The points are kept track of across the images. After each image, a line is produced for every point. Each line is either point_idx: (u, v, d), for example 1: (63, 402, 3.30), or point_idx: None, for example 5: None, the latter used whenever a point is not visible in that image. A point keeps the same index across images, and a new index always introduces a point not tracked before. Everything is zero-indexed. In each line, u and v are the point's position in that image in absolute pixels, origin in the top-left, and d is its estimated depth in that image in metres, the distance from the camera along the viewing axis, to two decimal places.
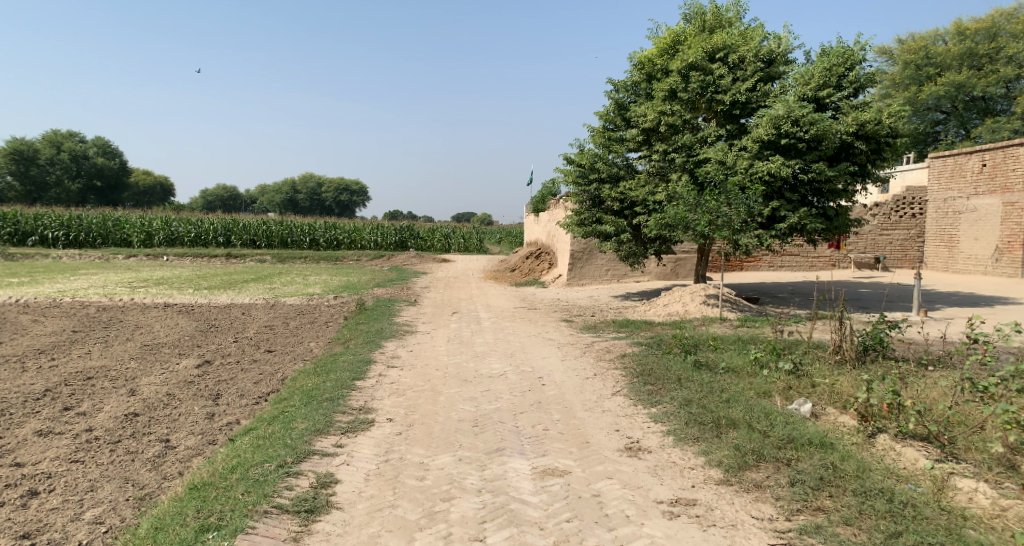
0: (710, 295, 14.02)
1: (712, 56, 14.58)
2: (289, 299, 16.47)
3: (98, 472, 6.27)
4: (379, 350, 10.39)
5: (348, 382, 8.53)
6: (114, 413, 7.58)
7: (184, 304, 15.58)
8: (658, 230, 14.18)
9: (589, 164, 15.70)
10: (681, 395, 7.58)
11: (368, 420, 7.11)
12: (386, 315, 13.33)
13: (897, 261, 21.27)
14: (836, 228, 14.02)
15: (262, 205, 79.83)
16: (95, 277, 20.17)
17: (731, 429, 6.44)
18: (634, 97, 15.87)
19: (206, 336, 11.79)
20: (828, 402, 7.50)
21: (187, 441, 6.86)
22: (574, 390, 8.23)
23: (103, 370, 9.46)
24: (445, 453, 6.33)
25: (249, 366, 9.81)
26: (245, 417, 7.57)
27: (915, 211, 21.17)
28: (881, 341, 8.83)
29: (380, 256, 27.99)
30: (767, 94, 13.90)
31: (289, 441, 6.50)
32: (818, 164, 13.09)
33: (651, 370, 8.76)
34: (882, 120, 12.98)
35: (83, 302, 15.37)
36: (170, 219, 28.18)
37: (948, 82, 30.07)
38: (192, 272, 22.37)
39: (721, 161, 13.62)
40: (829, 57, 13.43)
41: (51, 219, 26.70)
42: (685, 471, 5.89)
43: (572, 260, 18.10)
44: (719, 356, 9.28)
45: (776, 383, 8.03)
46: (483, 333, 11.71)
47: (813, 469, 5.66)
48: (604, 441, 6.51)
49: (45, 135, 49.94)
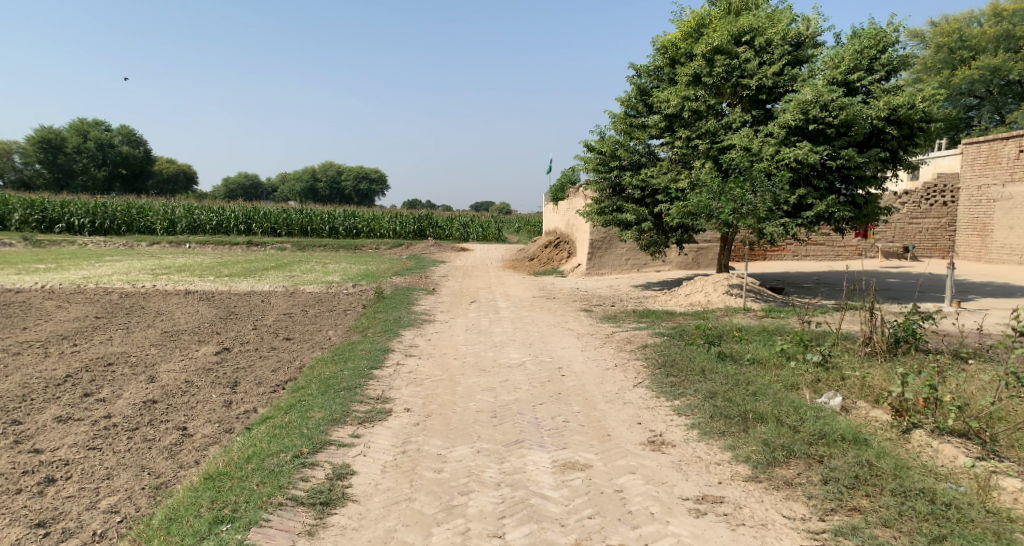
0: (733, 285, 13.75)
1: (738, 40, 14.26)
2: (308, 287, 16.41)
3: (115, 460, 6.18)
4: (398, 339, 10.26)
5: (366, 371, 8.40)
6: (133, 400, 7.50)
7: (205, 291, 15.56)
8: (680, 218, 13.93)
9: (610, 151, 15.46)
10: (705, 387, 7.37)
11: (385, 409, 6.98)
12: (405, 303, 13.21)
13: (926, 251, 20.83)
14: (865, 216, 13.68)
15: (283, 194, 80.23)
16: (118, 263, 20.28)
17: (758, 423, 6.23)
18: (656, 83, 15.59)
19: (225, 323, 11.74)
20: (859, 396, 7.26)
21: (204, 429, 6.77)
22: (595, 381, 8.05)
23: (124, 357, 9.41)
24: (463, 444, 6.18)
25: (268, 354, 9.72)
26: (262, 405, 7.47)
27: (946, 199, 20.69)
28: (913, 332, 8.55)
29: (399, 244, 27.94)
30: (795, 78, 13.58)
31: (305, 431, 6.38)
32: (847, 151, 12.77)
33: (674, 361, 8.56)
34: (916, 105, 12.61)
35: (105, 288, 15.41)
36: (193, 207, 28.27)
37: (983, 67, 29.39)
38: (214, 259, 22.40)
39: (746, 147, 13.33)
40: (861, 40, 13.08)
41: (77, 206, 26.82)
42: (711, 466, 5.70)
43: (591, 249, 17.87)
44: (744, 348, 9.05)
45: (803, 376, 7.80)
46: (502, 322, 11.55)
47: (846, 466, 5.45)
48: (626, 434, 6.32)
49: (72, 123, 50.33)
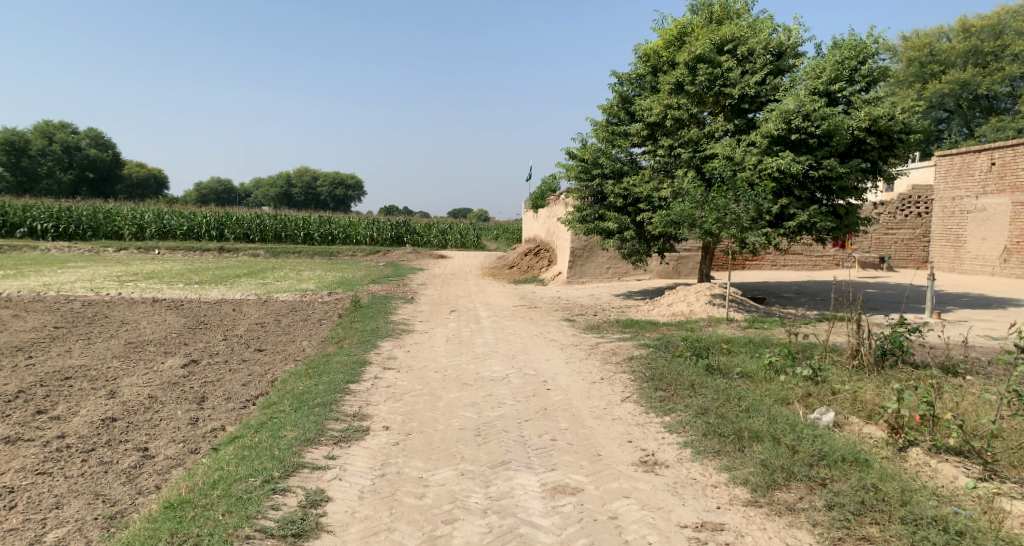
0: (716, 294, 13.56)
1: (721, 49, 14.10)
2: (282, 294, 15.98)
3: (66, 486, 5.78)
4: (375, 350, 9.90)
5: (342, 385, 8.03)
6: (90, 418, 7.09)
7: (173, 299, 15.07)
8: (663, 227, 13.72)
9: (591, 159, 15.22)
10: (697, 403, 7.11)
11: (363, 428, 6.63)
12: (382, 313, 12.85)
13: (901, 261, 20.84)
14: (846, 227, 13.55)
15: (256, 199, 79.28)
16: (83, 270, 19.66)
17: (754, 442, 5.98)
18: (638, 91, 15.39)
19: (194, 333, 11.30)
20: (851, 411, 7.04)
21: (166, 450, 6.38)
22: (582, 395, 7.77)
23: (83, 370, 8.96)
24: (446, 466, 5.86)
25: (238, 366, 9.32)
26: (231, 423, 7.09)
27: (920, 211, 20.75)
28: (901, 345, 8.39)
29: (376, 251, 27.53)
30: (777, 88, 13.43)
31: (276, 453, 6.02)
32: (829, 161, 12.63)
33: (663, 374, 8.30)
34: (896, 115, 12.53)
35: (68, 297, 14.85)
36: (163, 212, 27.62)
37: (952, 81, 29.64)
38: (183, 266, 21.81)
39: (728, 157, 13.15)
40: (841, 51, 12.99)
41: (40, 210, 26.05)
42: (707, 489, 5.44)
43: (572, 258, 17.64)
44: (733, 360, 8.81)
45: (794, 390, 7.59)
46: (482, 333, 11.24)
47: (850, 490, 5.21)
48: (617, 454, 6.04)
49: (37, 125, 49.26)
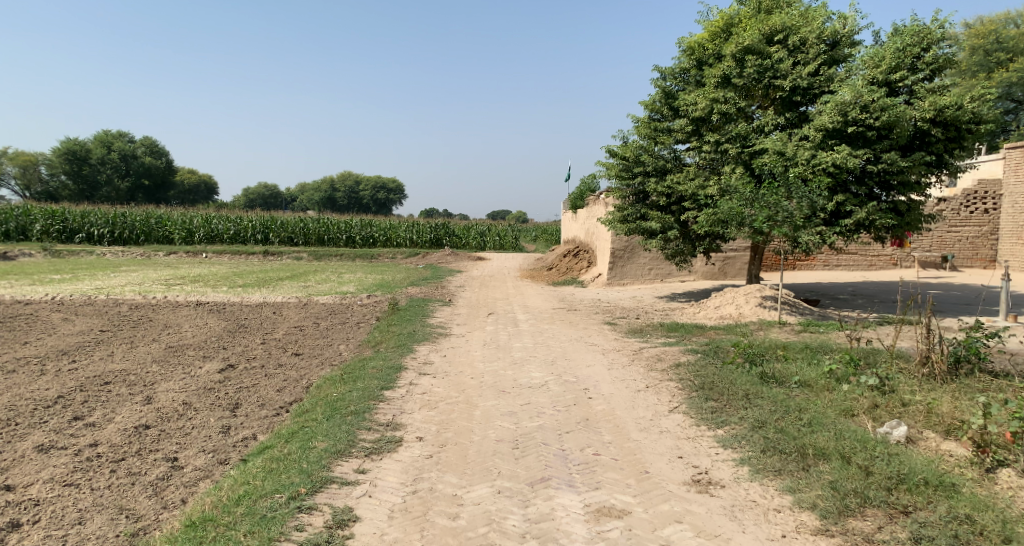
0: (766, 296, 12.93)
1: (771, 39, 13.46)
2: (323, 297, 15.78)
3: (91, 500, 5.52)
4: (411, 355, 9.55)
5: (377, 392, 7.67)
6: (123, 426, 6.84)
7: (217, 302, 14.97)
8: (709, 226, 13.18)
9: (633, 157, 14.69)
10: (752, 415, 6.59)
11: (395, 439, 6.25)
12: (420, 316, 12.52)
13: (966, 261, 19.81)
14: (908, 224, 12.80)
15: (302, 204, 80.20)
16: (133, 273, 19.78)
17: (820, 461, 5.45)
18: (682, 86, 14.80)
19: (233, 337, 11.11)
20: (926, 426, 6.53)
21: (195, 461, 6.09)
22: (626, 405, 7.30)
23: (122, 375, 8.77)
24: (482, 483, 5.46)
25: (274, 372, 9.04)
26: (262, 431, 6.78)
27: (988, 207, 19.68)
28: (977, 352, 7.81)
29: (416, 253, 27.32)
30: (831, 79, 12.75)
31: (305, 466, 5.67)
32: (889, 154, 11.94)
33: (714, 383, 7.78)
34: (963, 105, 11.79)
35: (115, 300, 14.87)
36: (211, 216, 27.85)
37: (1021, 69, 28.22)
38: (229, 269, 21.86)
39: (779, 152, 12.50)
40: (902, 38, 12.28)
41: (97, 216, 26.46)
42: (769, 514, 4.95)
43: (613, 259, 17.12)
44: (789, 368, 8.24)
45: (858, 402, 7.04)
46: (521, 336, 10.83)
47: (939, 521, 4.68)
48: (667, 471, 5.57)
49: (96, 135, 50.32)
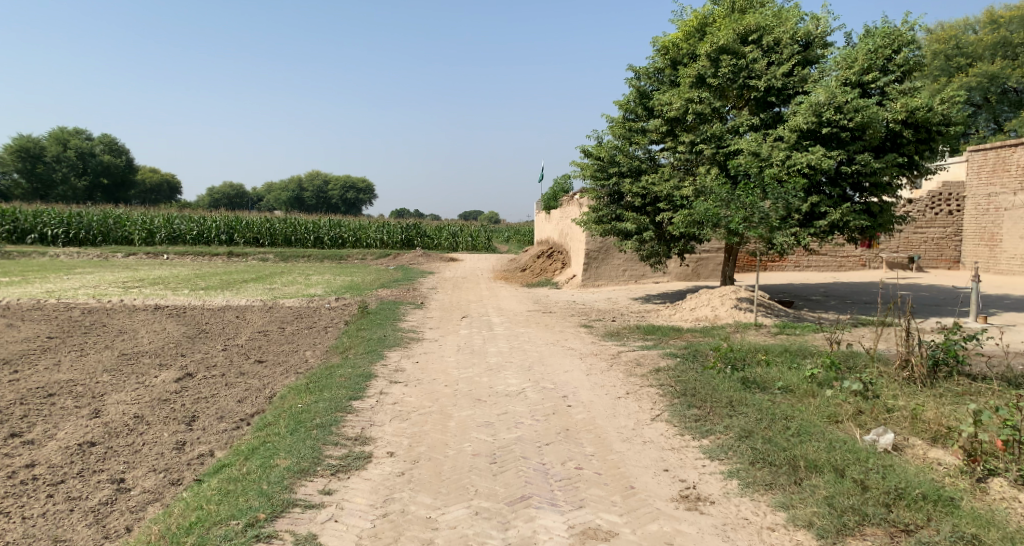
0: (742, 298, 12.76)
1: (745, 39, 13.29)
2: (288, 300, 15.29)
3: (21, 530, 5.08)
4: (381, 362, 9.17)
5: (345, 403, 7.29)
6: (66, 443, 6.39)
7: (176, 306, 14.40)
8: (684, 227, 12.97)
9: (607, 157, 14.44)
10: (738, 424, 6.34)
11: (364, 455, 5.90)
12: (390, 319, 12.14)
13: (932, 262, 19.90)
14: (880, 226, 12.71)
15: (269, 203, 79.01)
16: (89, 276, 19.05)
17: (812, 473, 5.23)
18: (657, 85, 14.61)
19: (192, 343, 10.63)
20: (913, 433, 6.35)
21: (144, 482, 5.68)
22: (607, 413, 7.02)
23: (70, 386, 8.28)
24: (459, 503, 5.15)
25: (235, 381, 8.61)
26: (220, 447, 6.38)
27: (952, 209, 19.74)
28: (956, 355, 7.67)
29: (386, 254, 26.83)
30: (805, 80, 12.61)
31: (264, 487, 5.29)
32: (863, 155, 11.82)
33: (696, 389, 7.53)
34: (934, 107, 11.73)
35: (68, 304, 14.23)
36: (172, 216, 27.08)
37: (980, 74, 28.44)
38: (191, 271, 21.19)
39: (754, 152, 12.30)
40: (874, 39, 12.19)
41: (52, 216, 25.58)
42: (763, 534, 4.73)
43: (586, 260, 16.88)
44: (771, 372, 8.03)
45: (843, 408, 6.85)
46: (495, 341, 10.51)
47: (943, 540, 4.48)
48: (653, 487, 5.31)
49: (51, 132, 48.85)
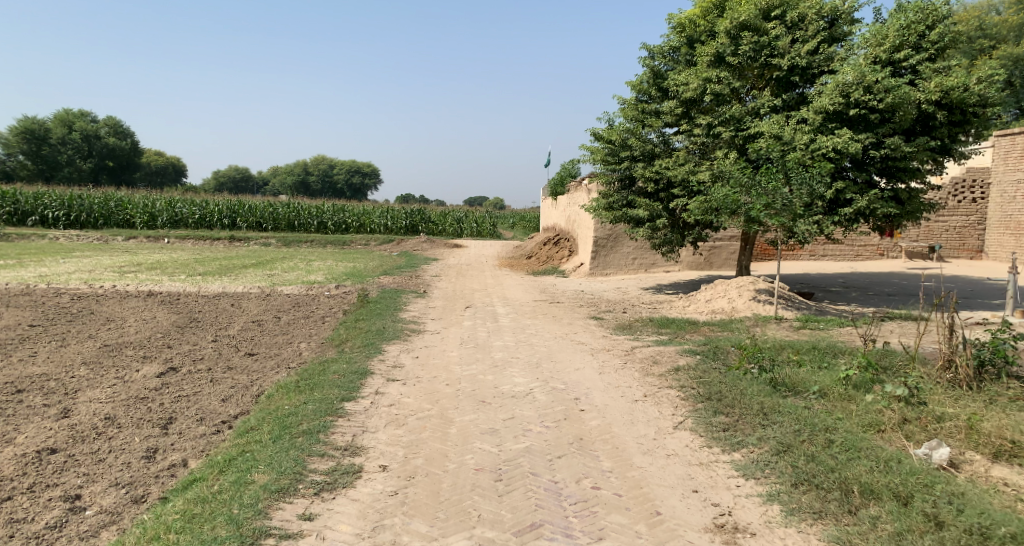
0: (761, 289, 12.01)
1: (767, 15, 12.45)
2: (287, 287, 14.61)
3: None
4: (379, 357, 8.47)
5: (336, 405, 6.62)
6: (24, 449, 5.74)
7: (170, 293, 13.73)
8: (701, 214, 12.22)
9: (619, 141, 13.63)
10: (774, 436, 5.63)
11: (353, 469, 5.23)
12: (391, 309, 11.44)
13: (953, 251, 19.13)
14: (908, 213, 11.89)
15: (273, 188, 78.33)
16: (85, 260, 18.39)
17: (868, 500, 4.68)
18: (672, 65, 13.80)
19: (182, 333, 9.95)
20: (969, 446, 5.67)
21: (102, 500, 5.05)
22: (625, 419, 6.33)
23: (41, 381, 7.62)
24: (461, 531, 4.57)
25: (221, 376, 7.92)
26: (195, 455, 5.72)
27: (976, 196, 18.95)
28: (1005, 355, 6.95)
29: (390, 240, 26.06)
30: (831, 58, 11.80)
31: (236, 512, 4.68)
32: (893, 139, 11.00)
33: (721, 392, 6.81)
34: (970, 86, 10.87)
35: (57, 290, 13.56)
36: (174, 199, 26.39)
37: (1005, 56, 27.45)
38: (190, 256, 20.51)
39: (776, 135, 11.48)
40: (907, 14, 11.32)
41: (52, 198, 24.92)
42: None
43: (595, 248, 16.14)
44: (801, 374, 7.29)
45: (886, 416, 6.12)
46: (501, 334, 9.81)
47: None
48: (686, 514, 4.74)
49: (56, 114, 48.27)
